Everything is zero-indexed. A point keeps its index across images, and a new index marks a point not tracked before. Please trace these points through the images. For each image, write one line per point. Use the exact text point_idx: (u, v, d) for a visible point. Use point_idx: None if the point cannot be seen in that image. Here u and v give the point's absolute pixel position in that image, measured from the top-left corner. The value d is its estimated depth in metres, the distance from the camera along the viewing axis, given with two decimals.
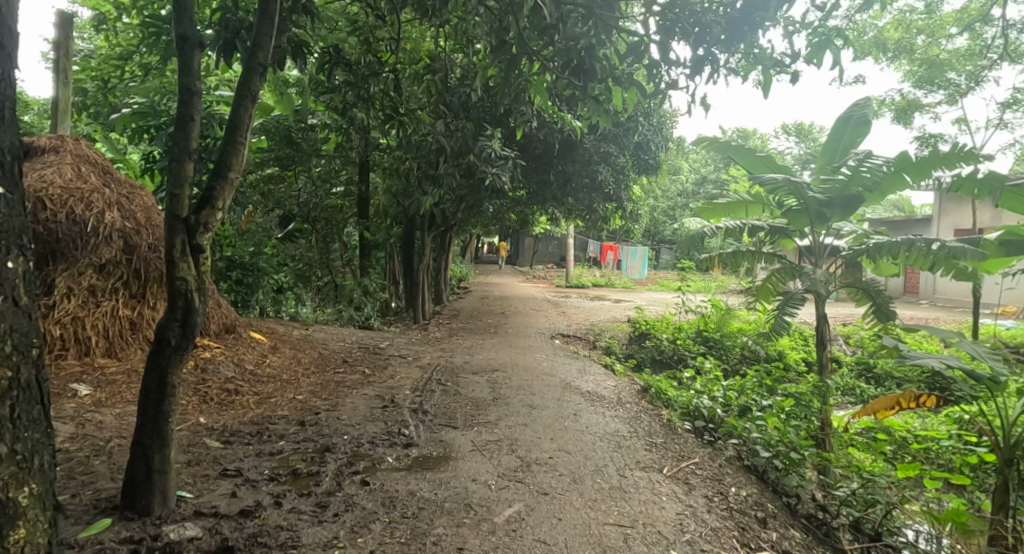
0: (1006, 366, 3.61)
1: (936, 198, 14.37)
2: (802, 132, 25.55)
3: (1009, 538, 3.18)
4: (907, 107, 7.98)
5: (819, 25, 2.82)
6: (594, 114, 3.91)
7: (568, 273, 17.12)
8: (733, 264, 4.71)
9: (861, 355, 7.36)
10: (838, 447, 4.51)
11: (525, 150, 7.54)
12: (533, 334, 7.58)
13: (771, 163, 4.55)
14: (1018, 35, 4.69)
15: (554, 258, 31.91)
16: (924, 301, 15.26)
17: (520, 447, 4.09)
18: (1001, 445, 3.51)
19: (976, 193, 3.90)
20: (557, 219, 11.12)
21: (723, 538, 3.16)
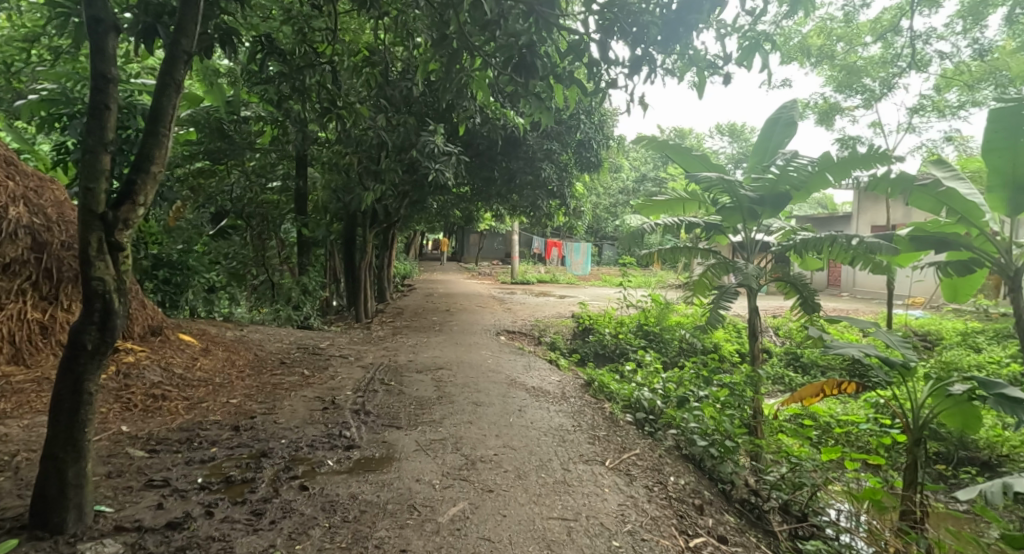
0: (915, 353, 3.89)
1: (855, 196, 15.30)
2: (735, 132, 26.63)
3: (918, 513, 3.44)
4: (829, 111, 8.46)
5: (749, 29, 3.02)
6: (535, 110, 3.92)
7: (514, 270, 17.16)
8: (670, 260, 4.84)
9: (789, 345, 7.76)
10: (769, 433, 4.69)
11: (468, 146, 7.49)
12: (479, 331, 7.56)
13: (706, 162, 4.70)
14: (923, 46, 5.03)
15: (500, 256, 31.98)
16: (845, 293, 16.31)
17: (465, 445, 4.06)
18: (911, 427, 3.77)
19: (889, 193, 4.17)
20: (502, 216, 11.13)
21: (662, 527, 3.27)
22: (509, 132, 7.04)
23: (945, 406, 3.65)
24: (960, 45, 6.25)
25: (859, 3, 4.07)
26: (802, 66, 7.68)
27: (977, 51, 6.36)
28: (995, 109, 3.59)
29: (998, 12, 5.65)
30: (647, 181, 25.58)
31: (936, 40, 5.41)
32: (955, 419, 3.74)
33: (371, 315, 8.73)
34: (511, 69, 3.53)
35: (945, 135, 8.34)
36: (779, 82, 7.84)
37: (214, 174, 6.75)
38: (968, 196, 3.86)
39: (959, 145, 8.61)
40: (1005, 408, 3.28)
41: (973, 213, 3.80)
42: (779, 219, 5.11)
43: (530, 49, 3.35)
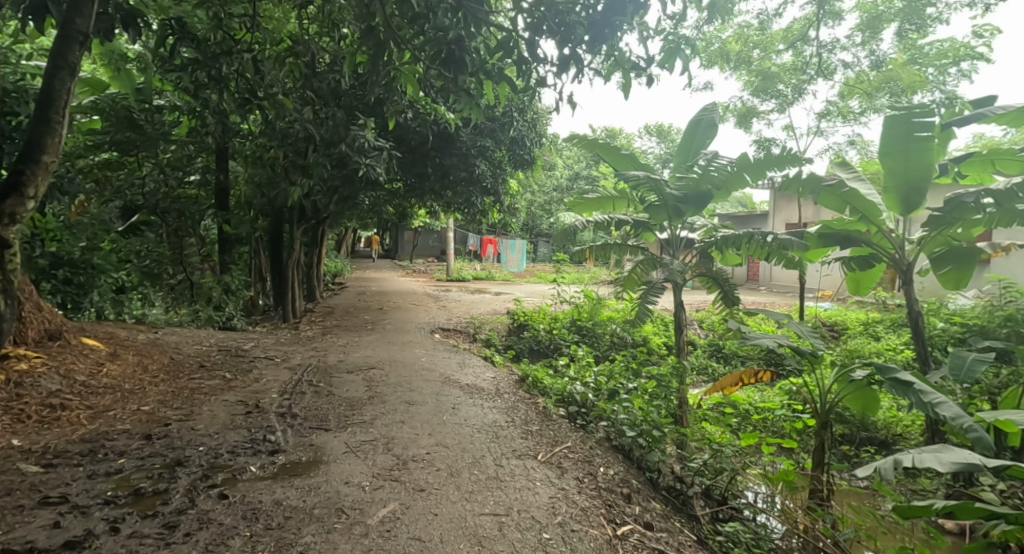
0: (822, 342, 4.16)
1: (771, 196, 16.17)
2: (662, 133, 27.38)
3: (824, 490, 3.71)
4: (747, 114, 8.83)
5: (671, 32, 3.31)
6: (465, 106, 3.90)
7: (449, 267, 17.01)
8: (602, 256, 4.92)
9: (711, 337, 8.11)
10: (694, 422, 4.87)
11: (400, 141, 7.34)
12: (413, 329, 7.46)
13: (634, 161, 4.83)
14: (829, 54, 5.38)
15: (436, 253, 31.64)
16: (763, 287, 17.28)
17: (397, 445, 4.00)
18: (819, 410, 4.03)
19: (801, 192, 4.42)
20: (438, 213, 11.02)
21: (591, 517, 3.37)
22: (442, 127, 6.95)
23: (848, 391, 3.94)
24: (859, 56, 6.72)
25: (771, 12, 4.22)
26: (721, 71, 8.02)
27: (874, 62, 6.87)
28: (890, 116, 3.98)
29: (891, 27, 6.11)
30: (580, 179, 25.92)
31: (840, 50, 5.78)
32: (858, 403, 4.04)
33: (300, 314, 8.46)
34: (439, 64, 3.50)
35: (848, 139, 8.96)
36: (701, 86, 8.08)
37: (123, 168, 6.29)
38: (867, 195, 4.21)
39: (861, 149, 9.31)
40: (897, 391, 3.57)
41: (873, 210, 4.11)
42: (702, 217, 5.34)
43: (458, 45, 3.37)
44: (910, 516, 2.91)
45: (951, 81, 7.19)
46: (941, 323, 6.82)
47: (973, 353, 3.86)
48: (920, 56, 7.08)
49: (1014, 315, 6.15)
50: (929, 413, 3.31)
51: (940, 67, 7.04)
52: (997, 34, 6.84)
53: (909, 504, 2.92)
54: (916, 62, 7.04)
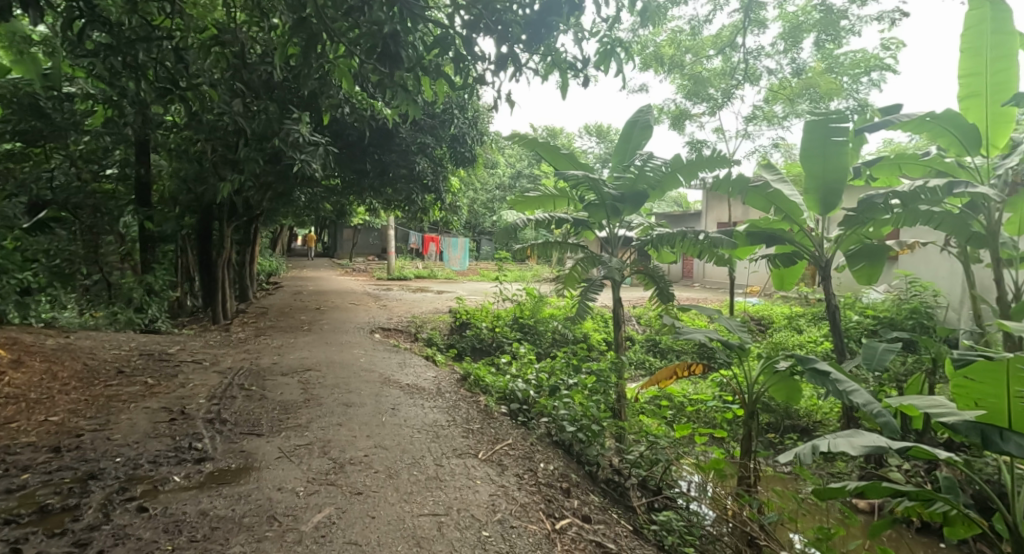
0: (749, 335, 4.37)
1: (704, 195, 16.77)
2: (603, 133, 27.33)
3: (750, 476, 3.90)
4: (679, 116, 9.03)
5: (606, 34, 3.40)
6: (402, 102, 3.83)
7: (390, 265, 16.71)
8: (543, 254, 4.96)
9: (648, 332, 8.33)
10: (632, 415, 4.99)
11: (338, 137, 7.14)
12: (352, 329, 7.31)
13: (573, 160, 4.90)
14: (755, 61, 5.61)
15: (377, 251, 30.93)
16: (697, 283, 17.94)
17: (333, 448, 3.90)
18: (747, 400, 4.23)
19: (730, 192, 4.61)
20: (378, 210, 10.80)
21: (530, 513, 3.41)
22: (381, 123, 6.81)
23: (773, 381, 4.15)
24: (782, 63, 7.10)
25: (701, 18, 4.37)
26: (656, 74, 8.23)
27: (795, 69, 7.21)
28: (809, 121, 4.24)
29: (810, 36, 6.44)
30: (522, 177, 25.98)
31: (765, 57, 6.05)
32: (781, 392, 4.26)
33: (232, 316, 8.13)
34: (375, 59, 3.43)
35: (773, 142, 9.42)
36: (637, 87, 8.26)
37: (28, 159, 5.86)
38: (790, 196, 4.45)
39: (785, 152, 9.82)
40: (817, 381, 3.77)
41: (795, 210, 4.36)
42: (639, 215, 5.49)
43: (394, 38, 3.30)
44: (827, 497, 3.16)
45: (863, 90, 7.74)
46: (855, 316, 7.30)
47: (883, 343, 4.14)
48: (837, 65, 7.52)
49: (918, 307, 6.68)
50: (844, 401, 3.52)
51: (854, 77, 7.55)
52: (902, 47, 7.40)
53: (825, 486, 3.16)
54: (832, 71, 7.50)
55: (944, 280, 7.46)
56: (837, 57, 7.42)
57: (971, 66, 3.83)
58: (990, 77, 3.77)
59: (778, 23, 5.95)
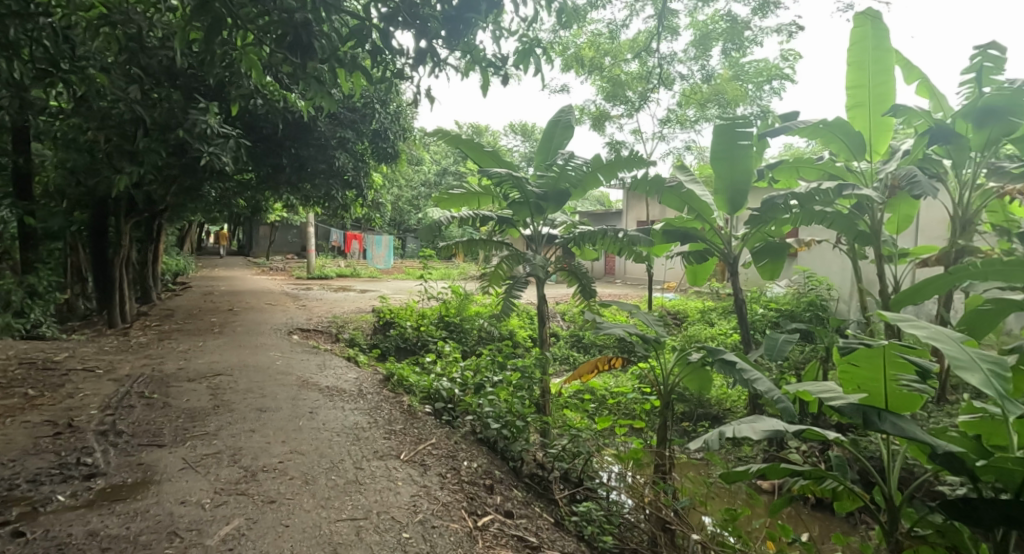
0: (664, 329, 4.57)
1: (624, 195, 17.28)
2: (526, 132, 25.41)
3: (665, 464, 4.06)
4: (600, 117, 9.28)
5: (524, 34, 3.44)
6: (316, 95, 3.68)
7: (310, 264, 16.10)
8: (469, 252, 4.94)
9: (572, 328, 8.50)
10: (556, 410, 5.06)
11: (250, 129, 6.78)
12: (268, 331, 6.98)
13: (497, 158, 4.93)
14: (669, 66, 5.84)
15: (296, 250, 29.64)
16: (618, 280, 18.51)
17: (245, 456, 3.70)
18: (662, 392, 4.41)
19: (647, 192, 4.78)
20: (297, 206, 10.37)
21: (452, 511, 3.40)
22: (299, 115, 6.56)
23: (686, 372, 4.34)
24: (693, 70, 7.12)
25: (619, 22, 4.51)
26: (577, 74, 8.36)
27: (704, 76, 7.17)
28: (718, 125, 4.47)
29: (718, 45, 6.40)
30: (448, 174, 25.69)
31: (678, 63, 6.33)
32: (694, 383, 4.48)
33: (133, 319, 7.55)
34: (286, 48, 3.28)
35: (686, 145, 9.89)
36: (558, 88, 8.38)
37: None
38: (702, 196, 4.71)
39: (698, 154, 10.35)
40: (724, 370, 3.97)
41: (706, 209, 4.61)
42: (563, 214, 5.60)
43: (306, 28, 3.17)
44: (735, 480, 3.35)
45: (766, 98, 8.29)
46: (760, 309, 7.78)
47: (783, 334, 4.45)
48: (743, 73, 7.99)
49: (814, 300, 7.25)
50: (748, 389, 3.73)
51: (758, 85, 8.06)
52: (799, 59, 8.00)
53: (731, 469, 3.34)
54: (739, 78, 7.96)
55: (837, 275, 8.19)
56: (744, 66, 7.89)
57: (857, 78, 4.17)
58: (872, 89, 4.13)
59: (688, 31, 6.28)
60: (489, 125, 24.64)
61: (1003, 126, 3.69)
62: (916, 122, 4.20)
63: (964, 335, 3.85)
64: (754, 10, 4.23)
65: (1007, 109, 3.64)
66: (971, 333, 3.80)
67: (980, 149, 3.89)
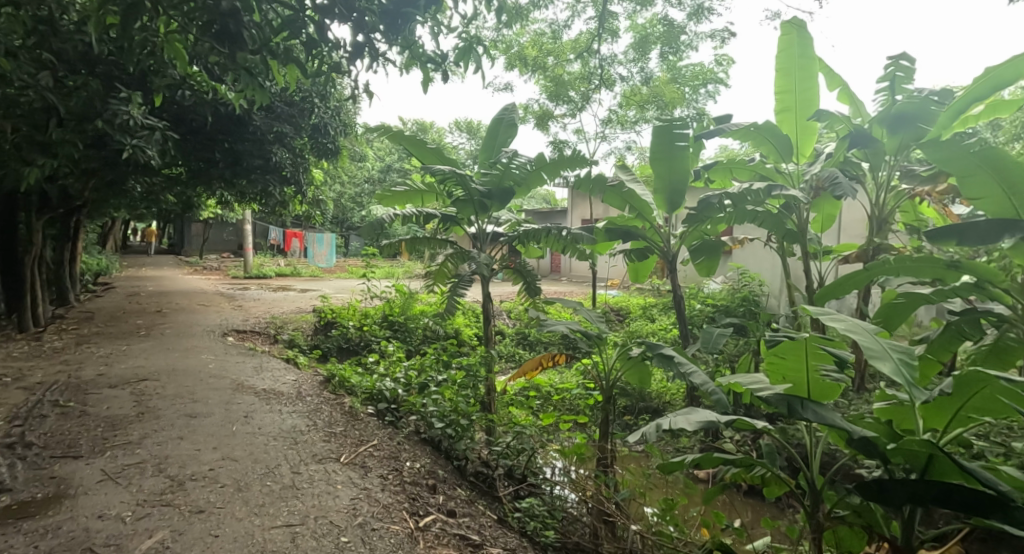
0: (607, 325, 4.66)
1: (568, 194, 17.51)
2: (471, 129, 25.15)
3: (606, 458, 4.14)
4: (543, 116, 9.38)
5: (464, 31, 3.42)
6: (247, 88, 3.53)
7: (247, 263, 15.51)
8: (413, 250, 4.88)
9: (518, 326, 8.56)
10: (501, 407, 5.07)
11: (180, 121, 6.45)
12: (200, 333, 6.69)
13: (441, 155, 4.89)
14: (611, 67, 5.95)
15: (231, 248, 28.40)
16: (564, 278, 18.79)
17: (172, 465, 3.52)
18: (604, 387, 4.50)
19: (590, 191, 4.86)
20: (233, 203, 9.95)
21: (393, 513, 3.35)
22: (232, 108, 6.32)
23: (627, 367, 4.43)
24: (632, 71, 6.97)
25: (561, 22, 4.56)
26: (521, 73, 8.42)
27: (644, 79, 7.13)
28: (657, 126, 4.58)
29: (656, 48, 6.32)
30: (392, 172, 25.23)
31: (618, 65, 6.47)
32: (635, 377, 4.58)
33: (47, 323, 7.05)
34: (212, 38, 3.13)
35: (627, 145, 10.13)
36: (501, 86, 8.40)
37: None
38: (642, 196, 4.83)
39: (639, 154, 10.63)
40: (663, 364, 4.06)
41: (646, 208, 4.74)
42: (509, 212, 5.63)
43: (234, 17, 3.04)
44: (672, 470, 3.45)
45: (701, 101, 8.68)
46: (699, 305, 8.08)
47: (718, 329, 4.62)
48: (681, 77, 8.31)
49: (748, 295, 7.58)
50: (685, 383, 3.83)
51: (694, 88, 8.39)
52: (731, 64, 8.38)
53: (668, 460, 3.43)
54: (676, 82, 8.25)
55: (769, 272, 8.61)
56: (681, 70, 8.19)
57: (784, 84, 4.38)
58: (799, 95, 4.34)
59: (628, 34, 6.46)
60: (435, 122, 24.45)
61: (913, 132, 3.95)
62: (838, 128, 4.44)
63: (879, 327, 4.10)
64: (689, 14, 4.36)
65: (915, 116, 3.92)
66: (887, 325, 4.05)
67: (893, 153, 4.13)
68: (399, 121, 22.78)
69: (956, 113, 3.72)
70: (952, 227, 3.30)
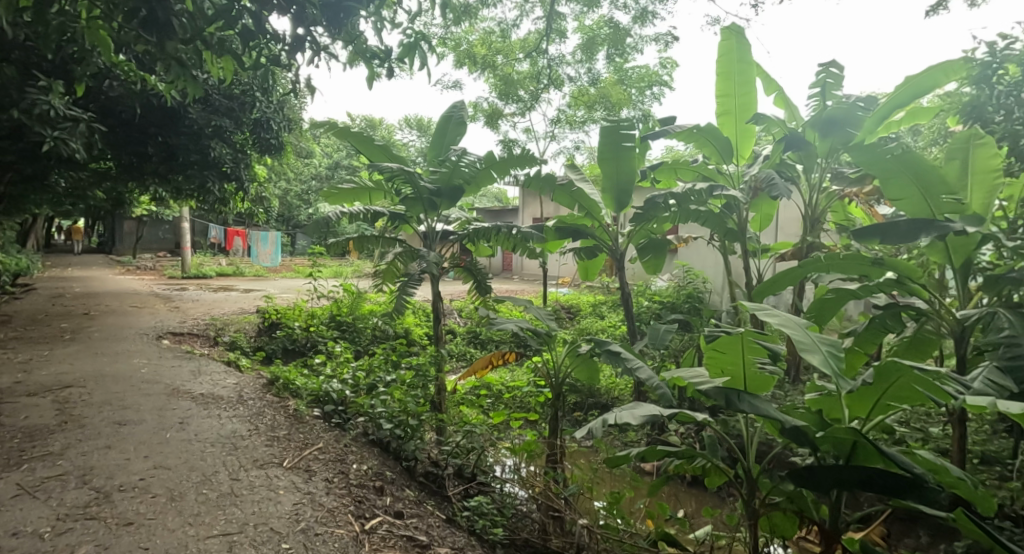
0: (556, 322, 4.70)
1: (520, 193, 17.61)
2: (421, 126, 24.88)
3: (555, 454, 4.17)
4: (493, 114, 9.44)
5: (409, 27, 3.38)
6: (177, 80, 3.39)
7: (184, 262, 14.85)
8: (361, 248, 4.79)
9: (469, 325, 8.55)
10: (451, 406, 5.04)
11: (110, 114, 6.12)
12: (132, 336, 6.37)
13: (388, 153, 4.82)
14: (559, 66, 6.03)
15: (169, 246, 27.05)
16: (516, 276, 18.89)
17: (98, 476, 3.34)
18: (554, 383, 4.54)
19: (540, 189, 4.89)
20: (167, 199, 9.49)
21: (337, 517, 3.28)
22: (167, 100, 6.04)
23: (576, 364, 4.48)
24: (580, 72, 7.07)
25: (510, 22, 4.58)
26: (470, 71, 8.41)
27: (591, 80, 7.25)
28: (605, 126, 4.65)
29: (603, 49, 6.42)
30: (340, 169, 24.63)
31: (567, 65, 6.55)
32: (584, 373, 4.63)
33: None
34: (138, 26, 2.98)
35: (576, 145, 10.29)
36: (450, 83, 8.36)
37: None
38: (590, 195, 4.90)
39: (588, 153, 10.84)
40: (611, 361, 4.11)
41: (594, 207, 4.81)
42: (460, 210, 5.61)
43: (162, 5, 2.91)
44: (617, 463, 3.51)
45: (647, 103, 8.95)
46: (646, 301, 8.29)
47: (664, 325, 4.73)
48: (627, 78, 8.54)
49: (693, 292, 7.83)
50: (632, 378, 3.89)
51: (640, 90, 8.64)
52: (676, 67, 8.64)
53: (614, 454, 3.48)
54: (623, 83, 8.44)
55: (713, 269, 8.92)
56: (627, 71, 8.40)
57: (725, 88, 4.52)
58: (738, 98, 4.50)
59: (575, 35, 6.61)
60: (385, 118, 24.10)
61: (843, 136, 4.17)
62: (775, 130, 4.63)
63: (813, 322, 4.29)
64: (634, 18, 4.46)
65: (844, 121, 4.14)
66: (820, 319, 4.25)
67: (825, 156, 4.34)
68: (347, 117, 22.31)
69: (880, 118, 4.00)
70: (876, 227, 3.49)
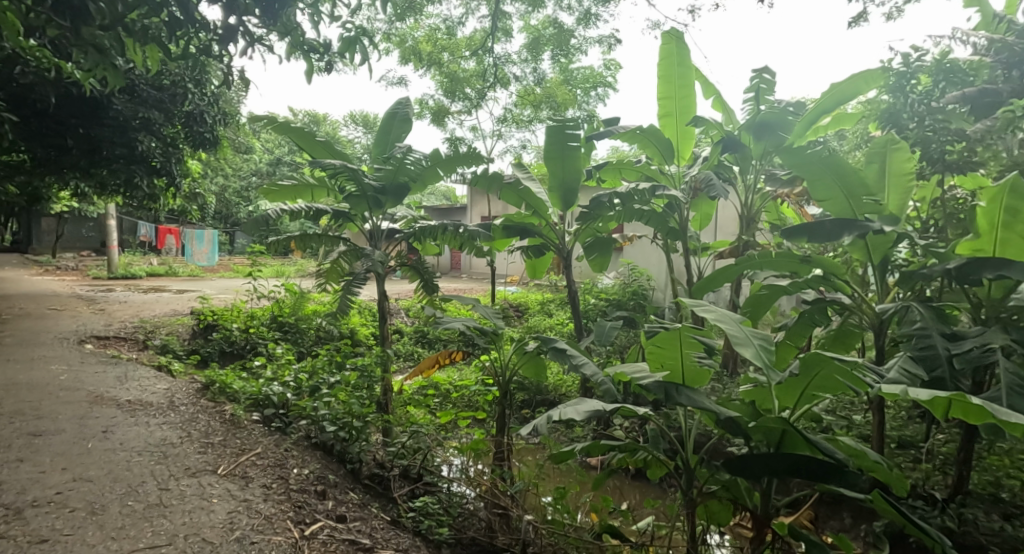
0: (502, 320, 4.70)
1: (469, 191, 17.55)
2: (366, 122, 24.16)
3: (501, 451, 4.18)
4: (439, 111, 9.40)
5: (349, 21, 3.29)
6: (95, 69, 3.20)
7: (111, 262, 14.02)
8: (303, 247, 4.63)
9: (415, 324, 8.46)
10: (398, 407, 4.97)
11: (26, 103, 5.72)
12: (51, 341, 5.96)
13: (331, 149, 4.71)
14: (504, 64, 6.06)
15: (94, 245, 25.34)
16: (465, 275, 18.82)
17: (9, 491, 3.11)
18: (501, 381, 4.55)
19: (487, 187, 4.89)
20: (89, 195, 8.90)
21: (275, 524, 3.19)
22: (88, 89, 5.67)
23: (523, 362, 4.49)
24: (526, 72, 6.99)
25: (455, 19, 4.56)
26: (415, 68, 8.31)
27: (536, 79, 7.32)
28: (550, 126, 4.69)
29: (547, 50, 6.52)
30: (280, 165, 23.69)
31: (513, 64, 6.60)
32: (531, 371, 4.66)
33: None
34: (50, 9, 2.79)
35: (522, 143, 10.38)
36: (395, 80, 8.24)
37: None
38: (537, 193, 4.93)
39: (535, 152, 10.97)
40: (557, 358, 4.14)
41: (541, 206, 4.85)
42: (406, 208, 5.54)
43: None
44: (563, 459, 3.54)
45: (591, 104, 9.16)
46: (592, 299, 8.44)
47: (609, 322, 4.81)
48: (572, 79, 8.70)
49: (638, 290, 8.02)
50: (577, 374, 3.93)
51: (585, 91, 8.85)
52: (619, 69, 8.83)
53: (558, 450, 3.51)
54: (569, 83, 8.55)
55: (659, 268, 9.18)
56: (573, 73, 8.61)
57: (667, 90, 4.64)
58: (679, 101, 4.62)
59: (519, 34, 6.64)
60: (330, 114, 23.47)
61: (776, 138, 4.35)
62: (713, 133, 4.80)
63: (748, 317, 4.46)
64: (578, 19, 4.52)
65: (777, 125, 4.32)
66: (755, 314, 4.42)
67: (759, 158, 4.52)
68: (290, 112, 21.60)
69: (808, 123, 4.22)
70: (805, 226, 3.66)
